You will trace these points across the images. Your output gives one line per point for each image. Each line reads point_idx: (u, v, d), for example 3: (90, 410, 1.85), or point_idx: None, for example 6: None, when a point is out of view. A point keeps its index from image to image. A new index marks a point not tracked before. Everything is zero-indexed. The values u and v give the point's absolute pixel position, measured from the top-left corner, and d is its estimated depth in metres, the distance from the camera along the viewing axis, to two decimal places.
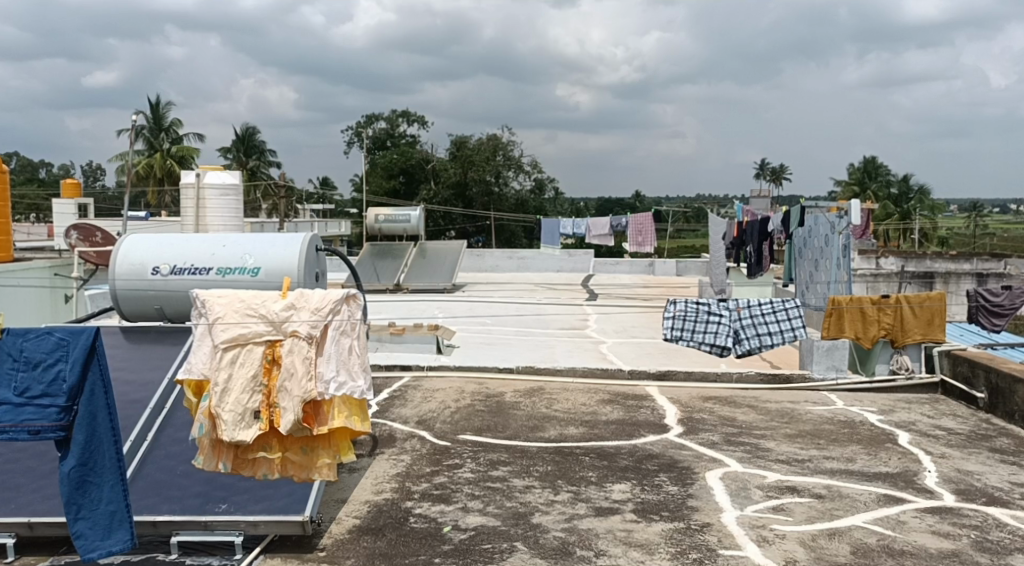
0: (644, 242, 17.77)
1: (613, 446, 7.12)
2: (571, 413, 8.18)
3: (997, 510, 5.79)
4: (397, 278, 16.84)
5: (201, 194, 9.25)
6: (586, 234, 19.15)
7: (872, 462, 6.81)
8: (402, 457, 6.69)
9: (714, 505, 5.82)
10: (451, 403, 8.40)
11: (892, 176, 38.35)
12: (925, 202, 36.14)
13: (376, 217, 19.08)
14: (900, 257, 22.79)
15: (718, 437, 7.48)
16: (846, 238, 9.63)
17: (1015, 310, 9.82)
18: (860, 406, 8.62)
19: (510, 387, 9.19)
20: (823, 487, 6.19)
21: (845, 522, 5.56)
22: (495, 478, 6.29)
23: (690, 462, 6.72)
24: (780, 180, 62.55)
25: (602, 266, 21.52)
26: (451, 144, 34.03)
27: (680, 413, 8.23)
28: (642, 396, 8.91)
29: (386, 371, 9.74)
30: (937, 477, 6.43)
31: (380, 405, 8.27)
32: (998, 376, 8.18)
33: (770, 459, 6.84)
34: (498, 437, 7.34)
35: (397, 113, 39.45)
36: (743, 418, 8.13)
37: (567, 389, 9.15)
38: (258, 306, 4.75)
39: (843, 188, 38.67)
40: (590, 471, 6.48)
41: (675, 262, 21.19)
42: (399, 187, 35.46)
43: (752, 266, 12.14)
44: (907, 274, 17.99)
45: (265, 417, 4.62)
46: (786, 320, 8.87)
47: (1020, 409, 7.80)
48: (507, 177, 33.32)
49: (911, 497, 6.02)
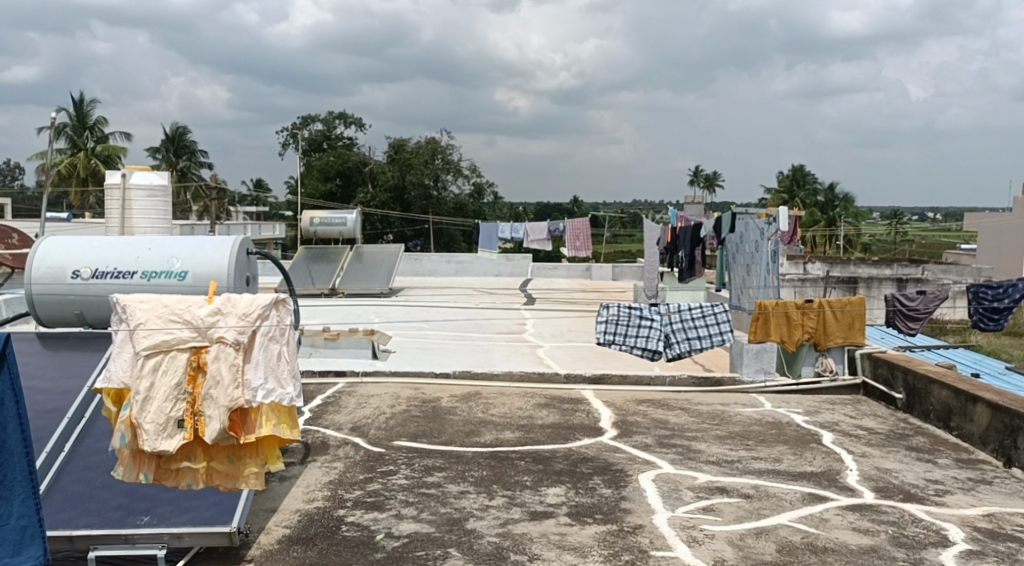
0: (581, 247, 17.99)
1: (548, 450, 7.16)
2: (508, 417, 8.19)
3: (914, 506, 6.02)
4: (332, 282, 16.63)
5: (127, 195, 8.96)
6: (525, 238, 19.18)
7: (798, 461, 7.01)
8: (334, 465, 6.60)
9: (647, 507, 5.91)
10: (386, 409, 8.33)
11: (818, 184, 39.48)
12: (850, 210, 37.32)
13: (310, 220, 18.75)
14: (826, 262, 23.52)
15: (651, 439, 7.59)
16: (774, 244, 9.90)
17: (929, 314, 10.23)
18: (786, 407, 8.87)
19: (446, 392, 9.14)
20: (751, 487, 6.34)
21: (771, 521, 5.70)
22: (430, 484, 6.26)
23: (624, 465, 6.81)
24: (713, 188, 63.76)
25: (540, 270, 21.61)
26: (388, 147, 33.73)
27: (615, 416, 8.32)
28: (578, 400, 8.97)
29: (320, 376, 9.60)
30: (858, 476, 6.66)
31: (313, 411, 8.14)
32: (915, 378, 8.51)
33: (701, 460, 6.98)
34: (433, 442, 7.30)
35: (334, 114, 38.88)
36: (675, 420, 8.27)
37: (503, 393, 9.16)
38: (182, 311, 4.64)
39: (773, 195, 39.66)
40: (525, 475, 6.50)
41: (611, 267, 21.44)
42: (336, 190, 35.04)
43: (684, 271, 12.40)
44: (832, 279, 18.59)
45: (189, 426, 4.51)
46: (715, 325, 9.05)
47: (935, 409, 8.13)
48: (446, 181, 33.18)
49: (833, 495, 6.21)
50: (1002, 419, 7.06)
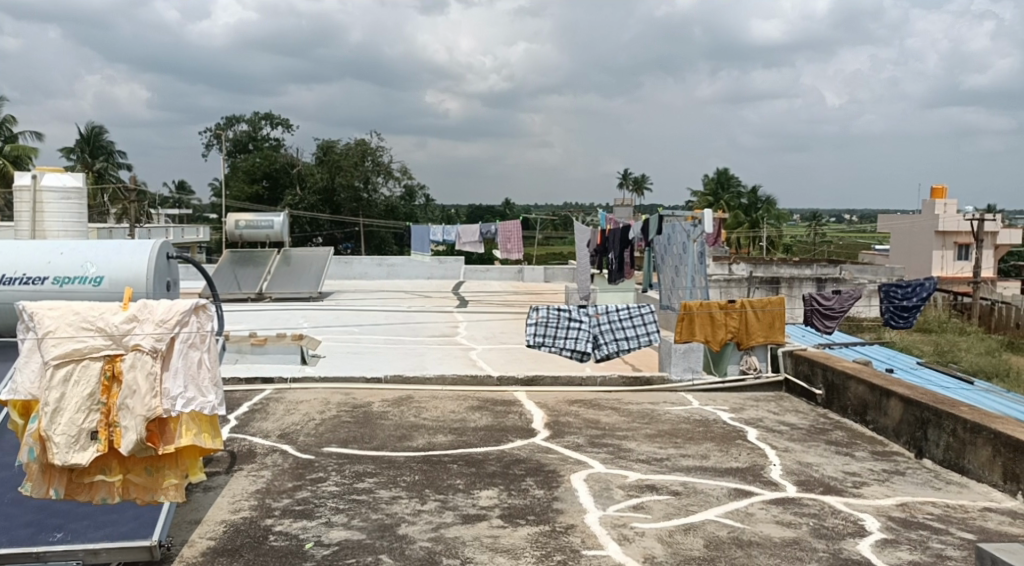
0: (512, 250, 18.04)
1: (480, 453, 7.16)
2: (440, 421, 8.15)
3: (833, 499, 6.22)
4: (258, 286, 16.21)
5: (39, 196, 8.60)
6: (456, 241, 19.12)
7: (723, 458, 7.18)
8: (262, 473, 6.46)
9: (579, 507, 5.96)
10: (315, 415, 8.20)
11: (742, 187, 40.40)
12: (772, 212, 38.41)
13: (235, 223, 18.27)
14: (750, 263, 24.14)
15: (583, 439, 7.66)
16: (700, 246, 10.12)
17: (844, 312, 10.61)
18: (713, 405, 9.07)
19: (377, 397, 9.04)
20: (679, 485, 6.45)
21: (698, 517, 5.82)
22: (361, 490, 6.18)
23: (556, 465, 6.85)
24: (641, 190, 64.70)
25: (472, 272, 21.58)
26: (316, 148, 33.21)
27: (547, 418, 8.36)
28: (511, 402, 8.99)
29: (247, 383, 9.37)
30: (781, 470, 6.85)
31: (240, 419, 7.94)
32: (833, 374, 8.82)
33: (631, 459, 7.08)
34: (364, 448, 7.21)
35: (260, 114, 38.05)
36: (606, 420, 8.37)
37: (435, 397, 9.11)
38: (95, 319, 4.47)
39: (698, 198, 40.48)
40: (458, 478, 6.48)
41: (543, 269, 21.57)
42: (263, 192, 34.34)
43: (614, 272, 12.55)
44: (756, 280, 19.09)
45: (104, 437, 4.36)
46: (642, 325, 9.19)
47: (852, 404, 8.44)
48: (376, 183, 32.84)
49: (758, 490, 6.38)
50: (914, 412, 7.37)
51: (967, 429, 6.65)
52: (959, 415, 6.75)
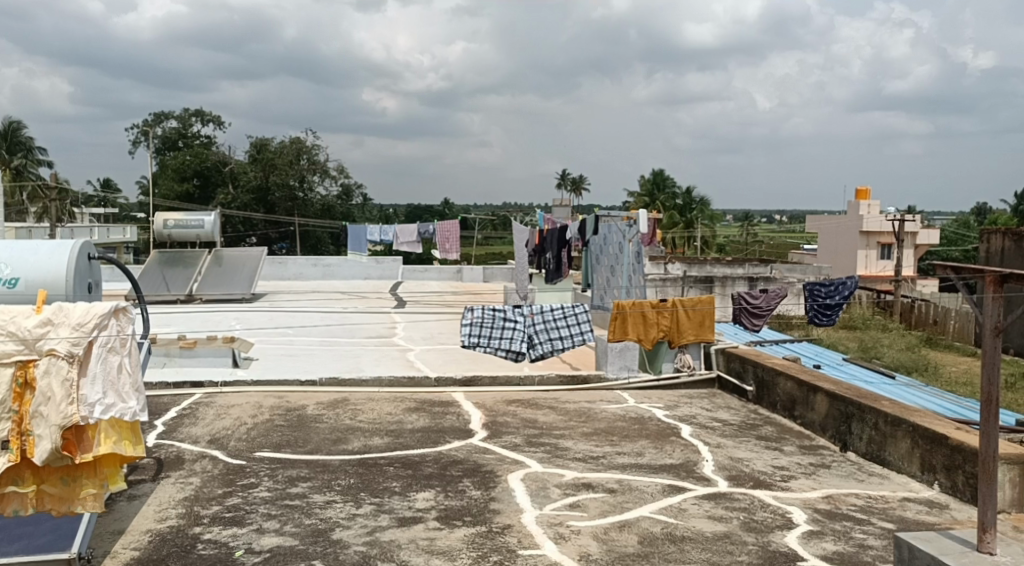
0: (450, 250, 17.96)
1: (417, 455, 7.11)
2: (376, 423, 8.07)
3: (762, 492, 6.38)
4: (188, 287, 15.75)
5: None
6: (394, 241, 18.96)
7: (658, 454, 7.29)
8: (190, 480, 6.29)
9: (515, 507, 5.97)
10: (247, 419, 8.03)
11: (677, 188, 40.93)
12: (706, 212, 39.16)
13: (164, 222, 17.73)
14: (684, 263, 24.55)
15: (520, 439, 7.68)
16: (636, 246, 10.26)
17: (770, 311, 10.86)
18: (648, 402, 9.20)
19: (311, 400, 8.90)
20: (615, 482, 6.53)
21: (633, 513, 5.89)
22: (294, 495, 6.07)
23: (493, 466, 6.85)
24: (579, 191, 65.15)
25: (409, 273, 21.42)
26: (249, 146, 32.52)
27: (485, 418, 8.37)
28: (448, 402, 8.96)
29: (175, 388, 9.10)
30: (713, 465, 6.99)
31: (167, 425, 7.72)
32: (763, 370, 9.03)
33: (568, 458, 7.12)
34: (297, 452, 7.09)
35: (190, 111, 36.99)
36: (543, 419, 8.41)
37: (371, 399, 9.01)
38: (6, 322, 4.30)
39: (635, 199, 40.92)
40: (394, 481, 6.43)
41: (482, 269, 21.57)
42: (193, 191, 33.42)
43: (551, 272, 12.63)
44: (690, 279, 19.42)
45: (16, 446, 4.20)
46: (576, 325, 9.26)
47: (781, 399, 8.66)
48: (312, 181, 32.33)
49: (691, 485, 6.49)
50: (839, 407, 7.59)
51: (888, 423, 6.89)
52: (880, 409, 6.98)
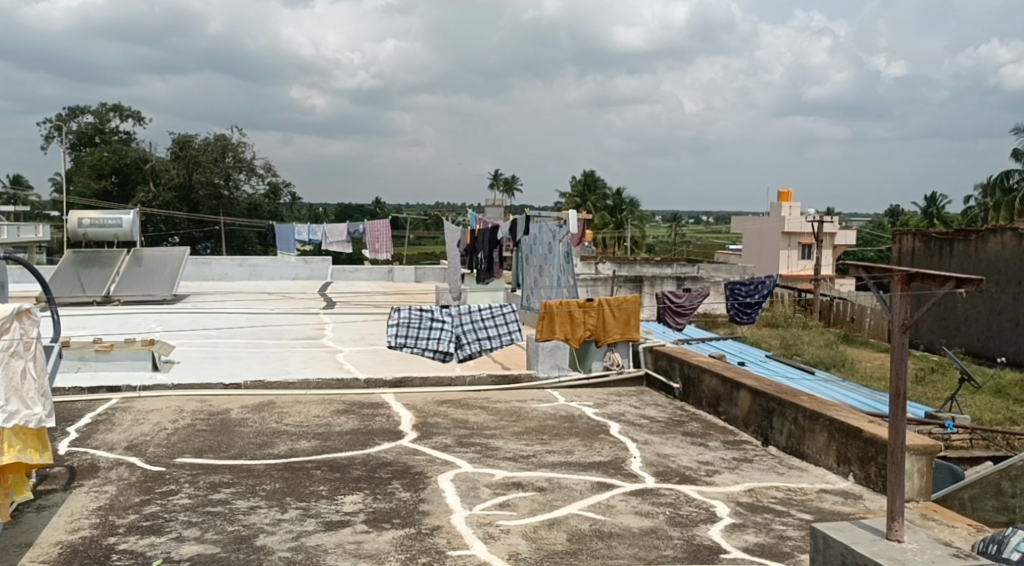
0: (381, 249, 17.77)
1: (346, 457, 7.01)
2: (303, 426, 7.93)
3: (687, 487, 6.50)
4: (105, 288, 15.18)
5: None
6: (323, 241, 18.67)
7: (587, 452, 7.35)
8: (105, 489, 6.06)
9: (445, 508, 5.94)
10: (167, 424, 7.78)
11: (607, 189, 41.45)
12: (635, 213, 39.78)
13: (78, 221, 17.02)
14: (614, 263, 24.87)
15: (451, 439, 7.64)
16: (565, 246, 10.32)
17: (693, 310, 11.09)
18: (578, 401, 9.28)
19: (235, 404, 8.68)
20: (544, 480, 6.56)
21: (561, 511, 5.92)
22: (216, 501, 5.91)
23: (423, 467, 6.80)
24: (511, 191, 65.33)
25: (339, 273, 21.13)
26: (171, 142, 31.56)
27: (415, 419, 8.31)
28: (378, 404, 8.85)
29: (90, 393, 8.76)
30: (640, 462, 7.09)
31: (80, 432, 7.43)
32: (689, 368, 9.21)
33: (498, 457, 7.13)
34: (220, 457, 6.91)
35: (107, 106, 35.65)
36: (474, 419, 8.40)
37: (298, 402, 8.85)
38: None
39: (566, 200, 41.23)
40: (321, 485, 6.32)
41: (413, 270, 21.42)
42: (112, 188, 32.21)
43: (483, 272, 12.63)
44: (620, 278, 19.66)
45: None
46: (503, 325, 9.28)
47: (706, 396, 8.85)
48: (238, 180, 31.60)
49: (618, 482, 6.57)
50: (760, 402, 7.80)
51: (806, 417, 7.10)
52: (799, 404, 7.20)
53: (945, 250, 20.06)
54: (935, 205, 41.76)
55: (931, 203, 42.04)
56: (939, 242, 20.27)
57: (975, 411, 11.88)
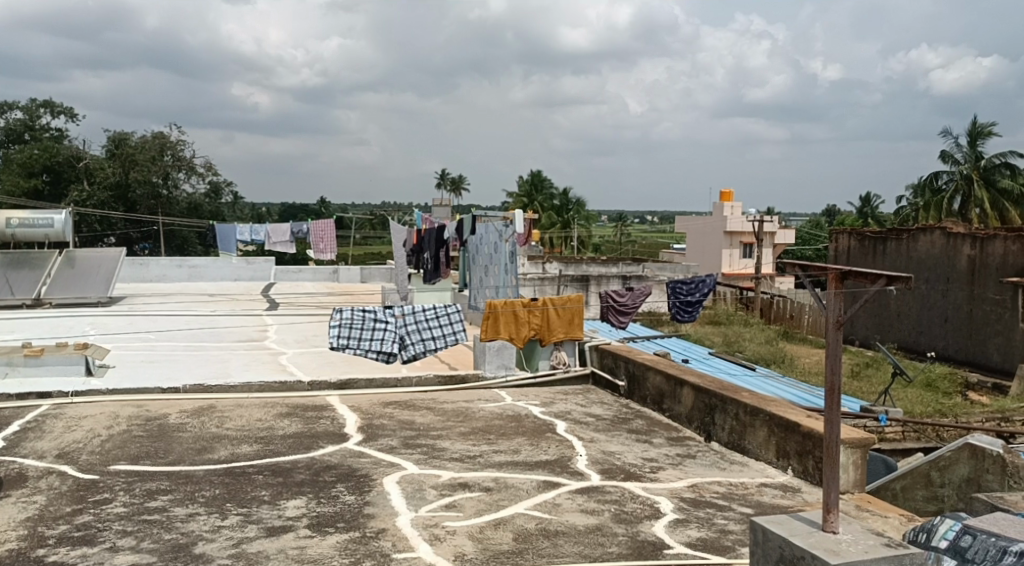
0: (325, 249, 17.53)
1: (289, 461, 6.89)
2: (245, 430, 7.77)
3: (632, 484, 6.55)
4: (35, 291, 14.67)
5: None
6: (266, 241, 18.35)
7: (533, 451, 7.36)
8: (34, 499, 5.84)
9: (390, 510, 5.88)
10: (102, 431, 7.54)
11: (553, 189, 41.60)
12: (581, 213, 40.05)
13: (7, 221, 16.40)
14: (561, 263, 25.01)
15: (396, 441, 7.57)
16: (512, 246, 10.31)
17: (636, 309, 11.20)
18: (525, 400, 9.28)
19: (174, 408, 8.46)
20: (491, 480, 6.54)
21: (508, 511, 5.91)
22: (153, 509, 5.75)
23: (368, 469, 6.72)
24: (457, 190, 65.14)
25: (283, 274, 20.79)
26: (106, 140, 30.66)
27: (360, 421, 8.21)
28: (322, 406, 8.72)
29: (19, 400, 8.45)
30: (586, 460, 7.12)
31: (8, 440, 7.15)
32: (634, 366, 9.29)
33: (445, 458, 7.08)
34: (157, 463, 6.72)
35: (37, 102, 34.45)
36: (420, 420, 8.34)
37: (239, 405, 8.66)
38: None
39: (512, 199, 41.26)
40: (263, 490, 6.20)
41: (359, 270, 21.20)
42: (43, 187, 31.13)
43: (430, 272, 12.57)
44: (566, 278, 19.75)
45: None
46: (448, 326, 9.23)
47: (651, 393, 8.94)
48: (177, 179, 30.89)
49: (565, 480, 6.59)
50: (703, 398, 7.91)
51: (747, 413, 7.23)
52: (740, 400, 7.32)
53: (878, 248, 20.64)
54: (870, 206, 42.91)
55: (866, 203, 43.19)
56: (873, 240, 20.85)
57: (907, 404, 12.26)
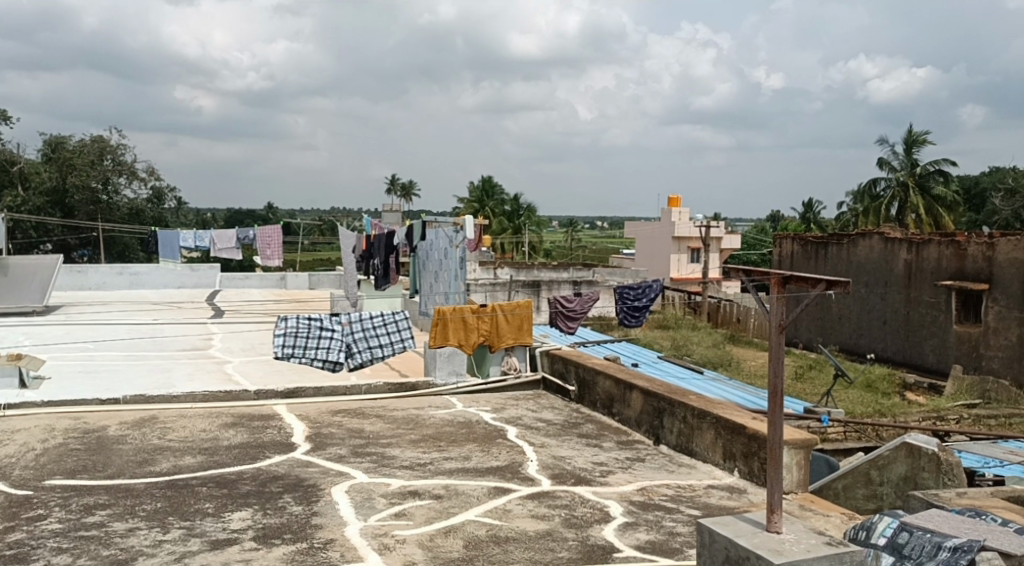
0: (272, 256, 17.25)
1: (234, 473, 6.74)
2: (188, 441, 7.58)
3: (582, 489, 6.57)
4: None
5: None
6: (212, 247, 17.99)
7: (484, 457, 7.33)
8: None
9: (338, 520, 5.79)
10: (37, 444, 7.28)
11: (504, 195, 41.65)
12: (532, 219, 40.19)
13: None
14: (512, 268, 25.04)
15: (345, 450, 7.46)
16: (462, 252, 10.28)
17: (584, 314, 11.26)
18: (475, 406, 9.25)
19: (113, 420, 8.21)
20: (441, 488, 6.49)
21: (458, 519, 5.87)
22: (90, 525, 5.56)
23: (316, 479, 6.62)
24: (407, 196, 64.84)
25: (229, 281, 20.41)
26: (42, 144, 29.75)
27: (308, 430, 8.08)
28: (268, 416, 8.57)
29: None
30: (537, 465, 7.12)
31: None
32: (584, 370, 9.33)
33: (394, 466, 7.00)
34: (96, 477, 6.51)
35: None
36: (370, 428, 8.24)
37: (183, 416, 8.45)
38: None
39: (463, 205, 41.18)
40: (207, 502, 6.05)
41: (307, 276, 20.93)
42: None
43: (380, 278, 12.47)
44: (517, 283, 19.76)
45: None
46: (396, 333, 9.15)
47: (601, 398, 8.98)
48: (117, 184, 30.19)
49: (515, 486, 6.57)
50: (652, 402, 7.98)
51: (694, 416, 7.30)
52: (688, 403, 7.40)
53: (820, 253, 21.13)
54: (812, 211, 43.93)
55: (808, 208, 44.21)
56: (815, 245, 21.34)
57: (848, 405, 12.55)
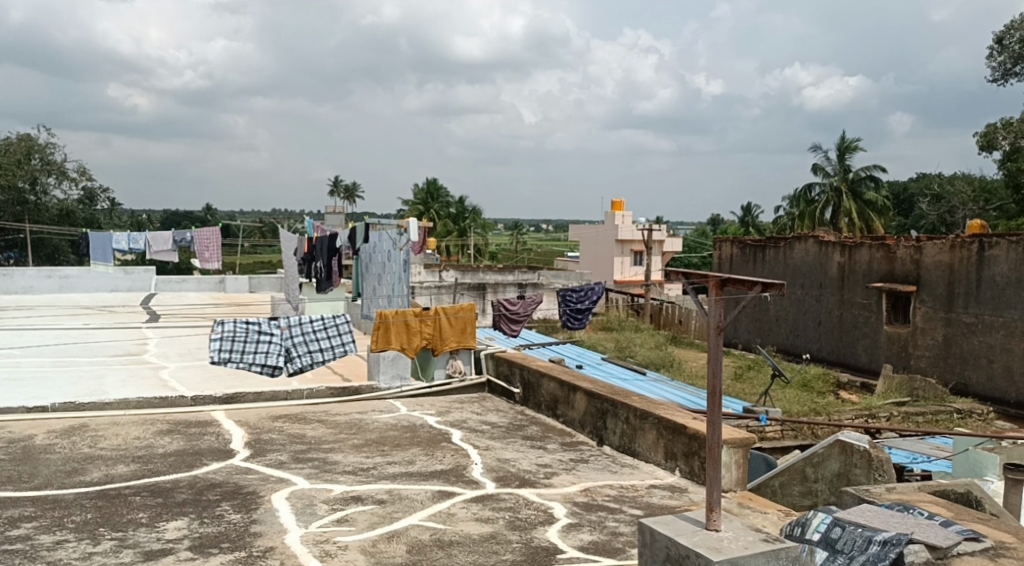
0: (211, 258, 16.84)
1: (169, 481, 6.56)
2: (121, 450, 7.36)
3: (526, 491, 6.57)
4: None
5: None
6: (147, 250, 17.46)
7: (429, 461, 7.28)
8: None
9: (278, 527, 5.68)
10: None
11: (449, 197, 41.54)
12: (477, 221, 40.18)
13: None
14: (457, 270, 24.98)
15: (286, 456, 7.33)
16: (405, 254, 10.18)
17: (528, 316, 11.27)
18: (419, 410, 9.19)
19: (41, 429, 7.92)
20: (384, 493, 6.42)
21: (401, 523, 5.82)
22: (15, 538, 5.35)
23: (256, 486, 6.49)
24: (351, 198, 64.23)
25: (165, 284, 19.86)
26: None
27: (247, 436, 7.92)
28: (206, 422, 8.37)
29: None
30: (481, 468, 7.10)
31: None
32: (528, 372, 9.35)
33: (336, 472, 6.91)
34: (21, 489, 6.26)
35: None
36: (311, 434, 8.11)
37: (115, 424, 8.20)
38: None
39: (408, 207, 40.93)
40: (140, 512, 5.88)
41: (247, 279, 20.53)
42: None
43: (322, 281, 12.29)
44: (462, 286, 19.71)
45: None
46: (336, 337, 9.03)
47: (545, 400, 9.01)
48: (46, 184, 29.22)
49: (459, 490, 6.55)
50: (595, 404, 8.03)
51: (637, 416, 7.37)
52: (631, 404, 7.47)
53: (758, 256, 21.57)
54: (751, 215, 44.87)
55: (747, 212, 45.18)
56: (753, 248, 21.77)
57: (785, 404, 12.85)
